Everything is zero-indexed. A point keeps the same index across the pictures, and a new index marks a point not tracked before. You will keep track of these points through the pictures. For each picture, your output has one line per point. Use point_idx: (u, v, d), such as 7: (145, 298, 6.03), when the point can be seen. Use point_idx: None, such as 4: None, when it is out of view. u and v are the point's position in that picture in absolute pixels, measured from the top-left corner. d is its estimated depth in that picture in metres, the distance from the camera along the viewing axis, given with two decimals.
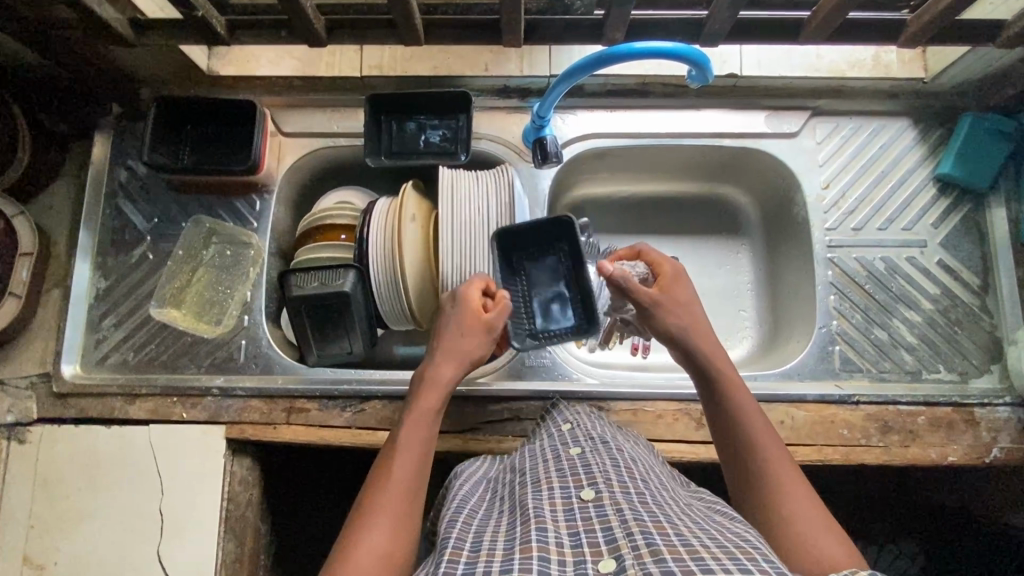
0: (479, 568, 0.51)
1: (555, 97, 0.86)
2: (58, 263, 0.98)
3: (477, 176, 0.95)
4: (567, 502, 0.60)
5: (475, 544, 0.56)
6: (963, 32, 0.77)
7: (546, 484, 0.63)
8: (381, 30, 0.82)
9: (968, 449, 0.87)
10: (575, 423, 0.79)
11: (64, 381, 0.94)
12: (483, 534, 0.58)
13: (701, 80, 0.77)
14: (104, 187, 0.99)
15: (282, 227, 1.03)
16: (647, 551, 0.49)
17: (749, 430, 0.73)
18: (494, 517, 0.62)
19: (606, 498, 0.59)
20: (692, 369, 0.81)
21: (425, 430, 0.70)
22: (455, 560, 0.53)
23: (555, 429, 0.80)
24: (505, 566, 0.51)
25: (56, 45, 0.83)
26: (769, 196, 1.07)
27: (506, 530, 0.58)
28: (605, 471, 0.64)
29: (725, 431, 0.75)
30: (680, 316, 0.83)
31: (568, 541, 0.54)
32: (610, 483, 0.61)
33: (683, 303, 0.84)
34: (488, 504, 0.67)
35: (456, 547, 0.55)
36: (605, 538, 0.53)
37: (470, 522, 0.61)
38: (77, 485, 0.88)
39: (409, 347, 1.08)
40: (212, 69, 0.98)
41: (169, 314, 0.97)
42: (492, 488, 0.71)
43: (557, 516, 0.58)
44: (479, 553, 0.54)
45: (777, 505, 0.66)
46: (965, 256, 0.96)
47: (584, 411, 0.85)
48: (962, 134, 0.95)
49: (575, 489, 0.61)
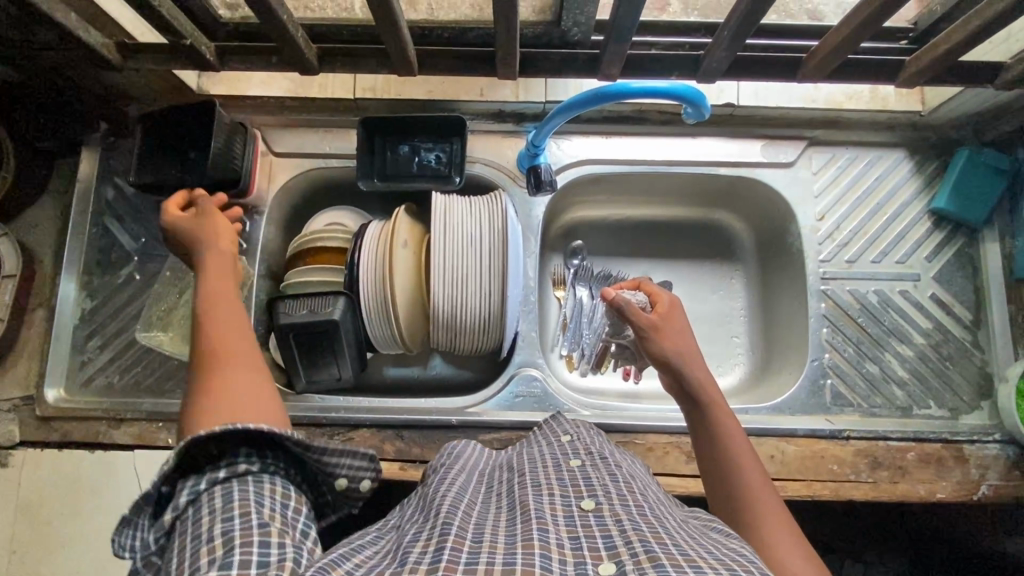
0: (483, 558, 0.49)
1: (550, 127, 0.85)
2: (43, 283, 0.97)
3: (471, 201, 0.94)
4: (567, 508, 0.59)
5: (476, 536, 0.54)
6: (962, 73, 0.76)
7: (546, 490, 0.63)
8: (373, 58, 0.81)
9: (957, 486, 0.87)
10: (575, 436, 0.78)
11: (47, 405, 0.92)
12: (483, 528, 0.56)
13: (697, 117, 0.76)
14: (91, 206, 0.97)
15: (272, 247, 1.01)
16: (646, 558, 0.48)
17: (737, 459, 0.73)
18: (494, 512, 0.61)
19: (606, 510, 0.58)
20: (684, 397, 0.79)
21: (226, 300, 0.66)
22: (458, 548, 0.51)
23: (554, 440, 0.79)
24: (507, 559, 0.49)
25: (41, 67, 0.81)
26: (765, 225, 1.06)
27: (505, 526, 0.56)
28: (604, 484, 0.63)
29: (713, 466, 0.74)
30: (678, 342, 0.82)
31: (568, 543, 0.52)
32: (609, 495, 0.60)
33: (681, 332, 0.84)
34: (485, 498, 0.66)
35: (457, 535, 0.53)
36: (605, 544, 0.52)
37: (471, 514, 0.60)
38: (59, 510, 0.87)
39: (400, 368, 1.07)
40: (201, 88, 0.96)
41: (154, 337, 0.94)
42: (488, 484, 0.70)
43: (558, 520, 0.56)
44: (481, 544, 0.52)
45: (757, 538, 0.65)
46: (958, 290, 0.96)
47: (585, 424, 0.84)
48: (957, 168, 0.95)
49: (575, 499, 0.60)
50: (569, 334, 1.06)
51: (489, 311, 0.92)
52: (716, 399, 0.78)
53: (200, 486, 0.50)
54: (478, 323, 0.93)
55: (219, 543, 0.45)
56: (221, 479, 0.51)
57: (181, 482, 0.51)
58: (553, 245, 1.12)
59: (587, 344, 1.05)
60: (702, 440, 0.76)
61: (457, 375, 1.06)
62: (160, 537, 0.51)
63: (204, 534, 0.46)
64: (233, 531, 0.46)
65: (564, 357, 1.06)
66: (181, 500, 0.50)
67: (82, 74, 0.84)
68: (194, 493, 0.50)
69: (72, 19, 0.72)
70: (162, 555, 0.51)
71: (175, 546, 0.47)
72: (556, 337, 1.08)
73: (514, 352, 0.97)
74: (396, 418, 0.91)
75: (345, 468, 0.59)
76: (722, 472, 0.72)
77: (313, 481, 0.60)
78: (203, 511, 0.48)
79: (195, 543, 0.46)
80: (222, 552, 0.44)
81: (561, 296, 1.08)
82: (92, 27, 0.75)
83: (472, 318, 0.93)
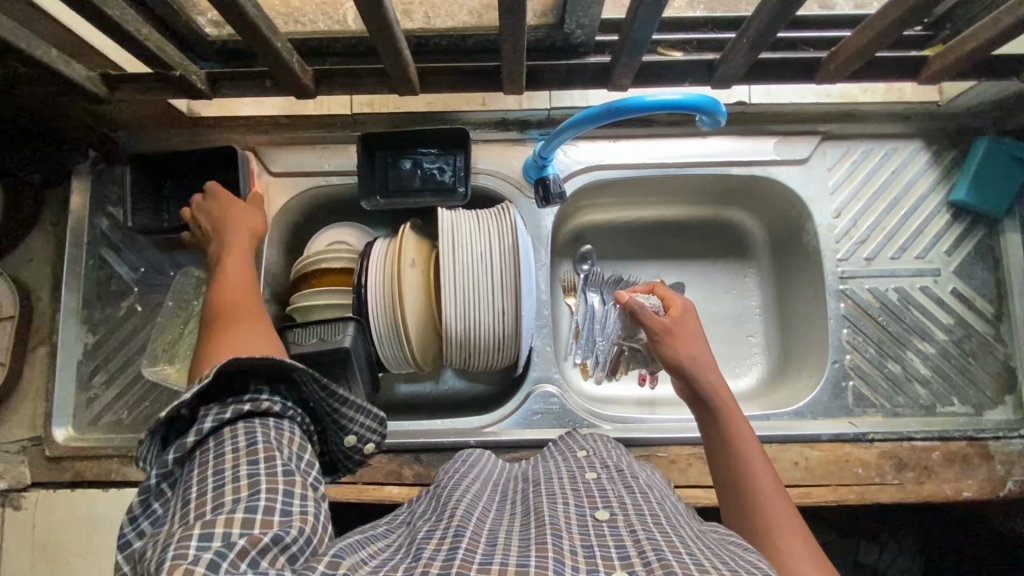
0: (496, 560, 0.48)
1: (558, 142, 0.82)
2: (42, 320, 0.94)
3: (478, 215, 0.92)
4: (581, 518, 0.57)
5: (490, 539, 0.53)
6: (988, 68, 0.73)
7: (560, 500, 0.61)
8: (371, 77, 0.78)
9: (983, 484, 0.86)
10: (591, 449, 0.77)
11: (57, 445, 0.91)
12: (497, 532, 0.55)
13: (712, 124, 0.73)
14: (86, 237, 0.94)
15: (275, 271, 0.99)
16: (658, 565, 0.47)
17: (747, 462, 0.71)
18: (507, 517, 0.60)
19: (620, 519, 0.56)
20: (698, 403, 0.77)
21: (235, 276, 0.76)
22: (472, 549, 0.50)
23: (570, 454, 0.78)
24: (521, 561, 0.48)
25: (23, 100, 0.78)
26: (778, 221, 1.04)
27: (519, 531, 0.55)
28: (620, 495, 0.62)
29: (723, 472, 0.72)
30: (692, 346, 0.81)
31: (581, 551, 0.50)
32: (624, 506, 0.59)
33: (694, 337, 0.83)
34: (499, 504, 0.64)
35: (472, 537, 0.52)
36: (618, 554, 0.50)
37: (483, 519, 0.58)
38: (78, 551, 0.86)
39: (412, 386, 1.05)
40: (192, 110, 0.92)
41: (161, 371, 0.91)
42: (501, 492, 0.69)
43: (571, 527, 0.55)
44: (494, 547, 0.51)
45: (772, 542, 0.64)
46: (979, 283, 0.94)
47: (601, 438, 0.82)
48: (977, 160, 0.93)
49: (589, 509, 0.59)
50: (582, 341, 1.04)
51: (503, 328, 0.90)
52: (726, 401, 0.76)
53: (223, 416, 0.51)
54: (492, 341, 0.91)
55: (243, 483, 0.45)
56: (246, 413, 0.52)
57: (202, 410, 0.52)
58: (562, 251, 1.10)
59: (601, 351, 1.04)
60: (712, 446, 0.75)
61: (470, 389, 1.05)
62: (177, 458, 0.51)
63: (229, 472, 0.46)
64: (258, 475, 0.46)
65: (578, 365, 1.05)
66: (204, 426, 0.50)
67: (66, 104, 0.80)
68: (218, 422, 0.51)
69: (54, 54, 0.68)
70: (172, 484, 0.51)
71: (193, 481, 0.47)
72: (570, 345, 1.06)
73: (530, 369, 0.95)
74: (412, 442, 0.90)
75: (357, 424, 0.62)
76: (731, 473, 0.71)
77: (325, 433, 0.63)
78: (226, 449, 0.48)
79: (218, 478, 0.46)
80: (247, 492, 0.44)
81: (572, 303, 1.06)
82: (75, 59, 0.72)
83: (485, 337, 0.91)
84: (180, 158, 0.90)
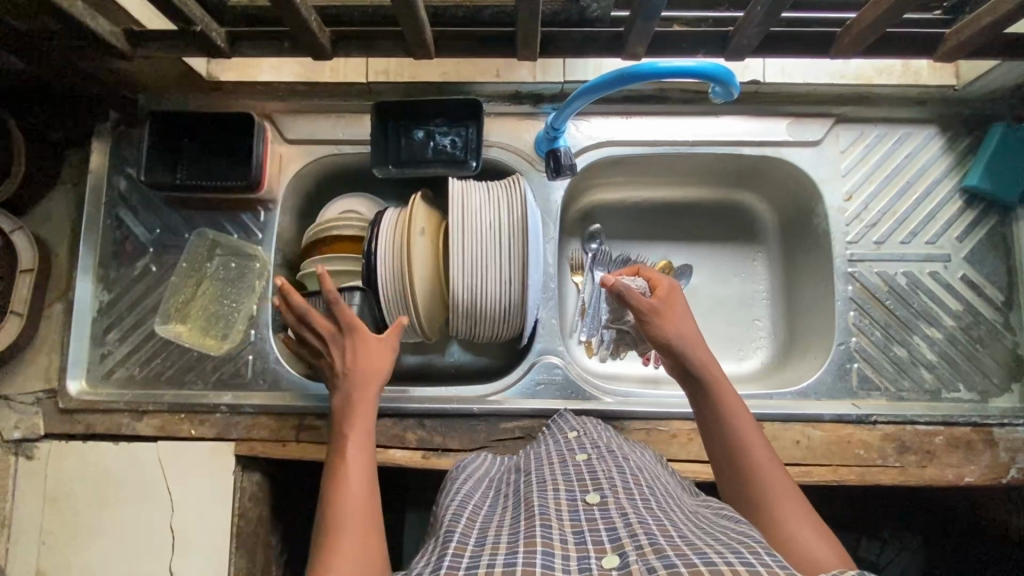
0: (483, 561, 0.49)
1: (569, 111, 0.82)
2: (60, 277, 0.96)
3: (489, 187, 0.92)
4: (572, 503, 0.58)
5: (479, 540, 0.54)
6: (1006, 46, 0.72)
7: (551, 486, 0.62)
8: (388, 40, 0.79)
9: (985, 471, 0.86)
10: (581, 431, 0.77)
11: (70, 398, 0.93)
12: (487, 530, 0.56)
13: (725, 96, 0.73)
14: (104, 197, 0.96)
15: (287, 236, 1.01)
16: (651, 549, 0.47)
17: (741, 439, 0.71)
18: (499, 511, 0.62)
19: (611, 502, 0.57)
20: (688, 381, 0.77)
21: (360, 454, 0.70)
22: (460, 554, 0.51)
23: (561, 436, 0.78)
24: (508, 559, 0.48)
25: (49, 57, 0.79)
26: (790, 204, 1.04)
27: (509, 524, 0.57)
28: (611, 476, 0.62)
29: (717, 446, 0.72)
30: (681, 325, 0.79)
31: (572, 538, 0.52)
32: (616, 488, 0.60)
33: (683, 315, 0.81)
34: (492, 500, 0.66)
35: (459, 542, 0.54)
36: (609, 537, 0.51)
37: (475, 518, 0.60)
38: (89, 503, 0.88)
39: (417, 358, 1.06)
40: (212, 74, 0.94)
41: (173, 329, 0.95)
42: (496, 486, 0.71)
43: (562, 515, 0.56)
44: (482, 547, 0.52)
45: (768, 515, 0.64)
46: (989, 271, 0.94)
47: (590, 420, 0.83)
48: (992, 146, 0.92)
49: (580, 493, 0.60)
50: (589, 321, 1.02)
51: (508, 298, 0.91)
52: (716, 381, 0.75)
53: None
54: (497, 310, 0.92)
55: None
56: None
57: None
58: (571, 229, 1.10)
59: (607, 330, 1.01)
60: (705, 423, 0.75)
61: (475, 362, 1.06)
62: None
63: None
64: None
65: (584, 343, 1.04)
66: None
67: (90, 62, 0.82)
68: None
69: (81, 8, 0.69)
70: None
71: None
72: (576, 322, 1.06)
73: (534, 340, 0.96)
74: (417, 407, 0.91)
75: None
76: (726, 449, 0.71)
77: None
78: None
79: None
80: None
81: (579, 281, 1.07)
82: (99, 15, 0.73)
83: (491, 306, 0.92)
84: (194, 121, 0.92)
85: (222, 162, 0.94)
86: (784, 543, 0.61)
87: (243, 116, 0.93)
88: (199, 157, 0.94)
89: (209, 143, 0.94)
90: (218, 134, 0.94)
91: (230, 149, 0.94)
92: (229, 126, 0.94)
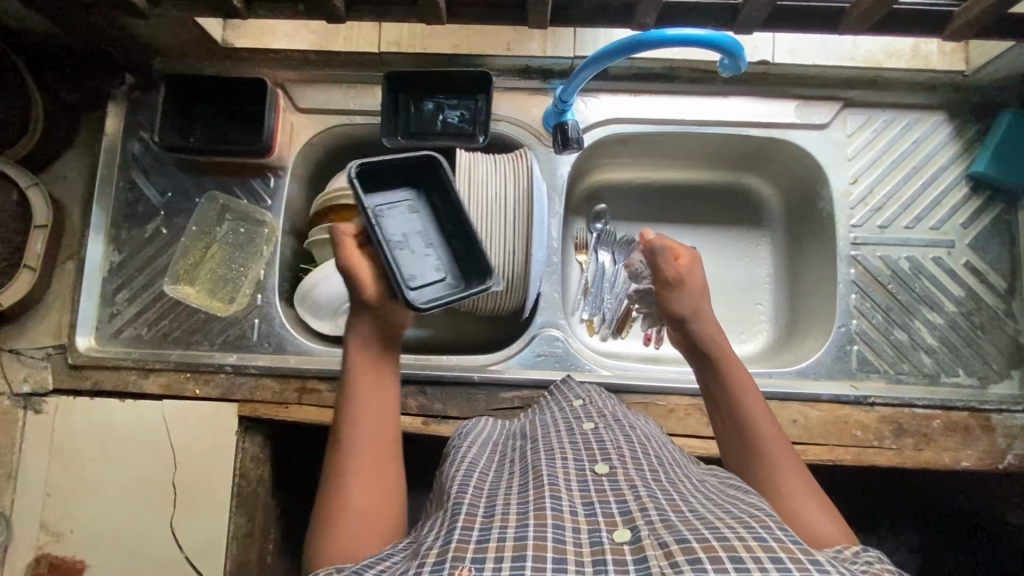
0: (494, 534, 0.49)
1: (579, 82, 0.83)
2: (72, 237, 0.98)
3: (495, 158, 0.93)
4: (581, 473, 0.58)
5: (488, 510, 0.54)
6: (1014, 26, 0.73)
7: (558, 454, 0.62)
8: (401, 7, 0.80)
9: (982, 455, 0.86)
10: (587, 400, 0.77)
11: (79, 353, 0.94)
12: (494, 501, 0.56)
13: (733, 69, 0.74)
14: (118, 160, 0.98)
15: (296, 205, 1.02)
16: (662, 525, 0.48)
17: (749, 414, 0.70)
18: (507, 479, 0.61)
19: (620, 473, 0.57)
20: (698, 355, 0.76)
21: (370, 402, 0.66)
22: (469, 527, 0.51)
23: (566, 403, 0.78)
24: (519, 532, 0.48)
25: (71, 15, 0.81)
26: (795, 188, 1.04)
27: (518, 494, 0.56)
28: (619, 446, 0.63)
29: (725, 420, 0.71)
30: (703, 301, 0.78)
31: (582, 510, 0.52)
32: (624, 459, 0.60)
33: (705, 289, 0.79)
34: (499, 467, 0.66)
35: (469, 514, 0.53)
36: (619, 509, 0.52)
37: (482, 487, 0.60)
38: (93, 456, 0.90)
39: (420, 330, 1.07)
40: (227, 41, 0.96)
41: (183, 290, 0.97)
42: (502, 453, 0.71)
43: (572, 485, 0.56)
44: (492, 519, 0.51)
45: (776, 489, 0.64)
46: (993, 259, 0.94)
47: (595, 389, 0.83)
48: (1000, 133, 0.92)
49: (588, 462, 0.60)
50: (590, 297, 1.05)
51: (512, 269, 0.92)
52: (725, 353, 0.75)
53: None
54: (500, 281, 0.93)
55: None
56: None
57: None
58: (576, 208, 1.11)
59: (608, 307, 1.04)
60: (717, 403, 0.73)
61: (477, 336, 1.07)
62: None
63: None
64: None
65: (585, 321, 1.06)
66: None
67: (109, 22, 0.84)
68: None
69: None
70: None
71: None
72: (578, 300, 1.07)
73: (536, 312, 0.97)
74: (418, 373, 0.92)
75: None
76: (734, 425, 0.70)
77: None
78: None
79: None
80: None
81: (584, 260, 1.07)
82: None
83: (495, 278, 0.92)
84: (207, 86, 0.93)
85: (234, 127, 0.96)
86: (792, 518, 0.61)
87: (256, 82, 0.94)
88: (212, 122, 0.95)
89: (224, 107, 0.96)
90: (232, 98, 0.95)
91: (243, 114, 0.96)
92: (243, 91, 0.95)
